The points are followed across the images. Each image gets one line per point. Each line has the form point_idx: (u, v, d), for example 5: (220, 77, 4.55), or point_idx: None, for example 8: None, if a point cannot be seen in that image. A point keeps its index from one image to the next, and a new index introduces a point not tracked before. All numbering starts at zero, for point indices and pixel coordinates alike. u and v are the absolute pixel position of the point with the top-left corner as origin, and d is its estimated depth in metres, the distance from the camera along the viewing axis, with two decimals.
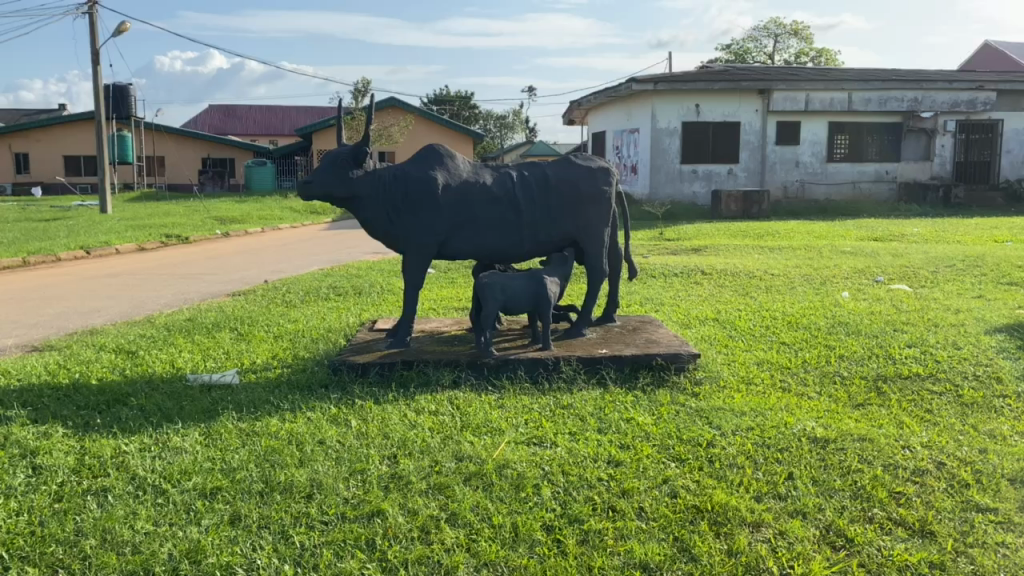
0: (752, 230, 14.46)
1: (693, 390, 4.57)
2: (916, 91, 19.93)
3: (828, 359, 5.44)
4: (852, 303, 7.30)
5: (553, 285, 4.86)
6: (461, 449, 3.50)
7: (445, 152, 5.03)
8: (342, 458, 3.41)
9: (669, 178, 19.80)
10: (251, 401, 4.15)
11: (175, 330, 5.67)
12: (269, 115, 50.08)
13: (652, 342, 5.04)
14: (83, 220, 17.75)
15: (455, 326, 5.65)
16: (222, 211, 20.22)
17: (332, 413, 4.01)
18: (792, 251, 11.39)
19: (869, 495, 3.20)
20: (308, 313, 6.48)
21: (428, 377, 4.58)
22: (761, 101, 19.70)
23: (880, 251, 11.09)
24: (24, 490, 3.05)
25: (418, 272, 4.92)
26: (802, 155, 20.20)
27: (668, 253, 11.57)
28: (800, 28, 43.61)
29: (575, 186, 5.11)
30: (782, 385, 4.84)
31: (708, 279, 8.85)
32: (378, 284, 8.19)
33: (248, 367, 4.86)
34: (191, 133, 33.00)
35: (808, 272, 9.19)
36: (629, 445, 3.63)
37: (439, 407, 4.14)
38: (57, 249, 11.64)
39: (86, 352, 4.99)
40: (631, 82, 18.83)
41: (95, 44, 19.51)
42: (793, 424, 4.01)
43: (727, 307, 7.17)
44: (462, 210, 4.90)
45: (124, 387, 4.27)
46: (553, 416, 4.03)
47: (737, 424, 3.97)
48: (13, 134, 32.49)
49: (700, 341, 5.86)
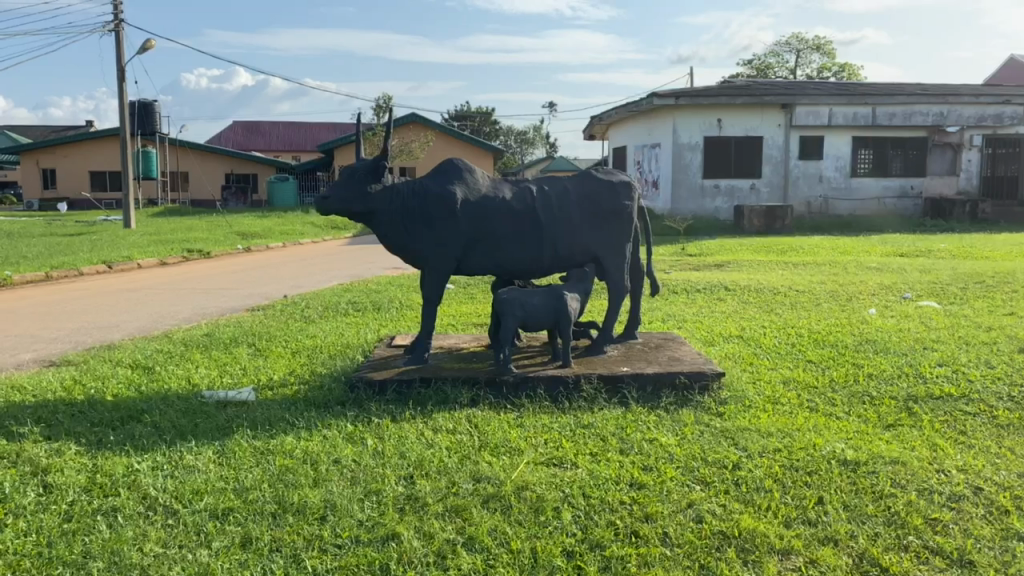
0: (775, 246, 14.29)
1: (718, 410, 4.45)
2: (941, 105, 19.71)
3: (857, 377, 5.30)
4: (880, 320, 7.14)
5: (571, 301, 4.79)
6: (480, 469, 3.41)
7: (464, 166, 4.97)
8: (357, 478, 3.33)
9: (691, 193, 19.67)
10: (267, 418, 4.09)
11: (193, 346, 5.62)
12: (292, 131, 50.55)
13: (675, 361, 4.92)
14: (107, 236, 17.92)
15: (474, 342, 5.57)
16: (244, 226, 20.34)
17: (349, 431, 3.94)
18: (817, 267, 11.23)
19: (903, 521, 3.07)
20: (326, 329, 6.42)
21: (446, 395, 4.49)
22: (784, 116, 19.54)
23: (907, 267, 10.91)
24: (34, 509, 3.00)
25: (436, 289, 4.85)
26: (826, 170, 20.00)
27: (690, 269, 11.46)
28: (822, 43, 43.46)
29: (595, 201, 5.04)
30: (809, 405, 4.71)
31: (732, 295, 8.72)
32: (397, 299, 8.13)
33: (264, 383, 4.80)
34: (214, 149, 33.34)
35: (834, 289, 9.05)
36: (652, 467, 3.53)
37: (457, 425, 4.06)
38: (80, 264, 11.72)
39: (103, 367, 4.96)
40: (653, 97, 18.78)
41: (121, 61, 19.75)
42: (823, 446, 3.88)
43: (752, 324, 7.03)
44: (481, 226, 4.83)
45: (139, 404, 4.21)
46: (574, 436, 3.92)
47: (764, 446, 3.86)
48: (41, 151, 33.11)
49: (724, 358, 5.75)
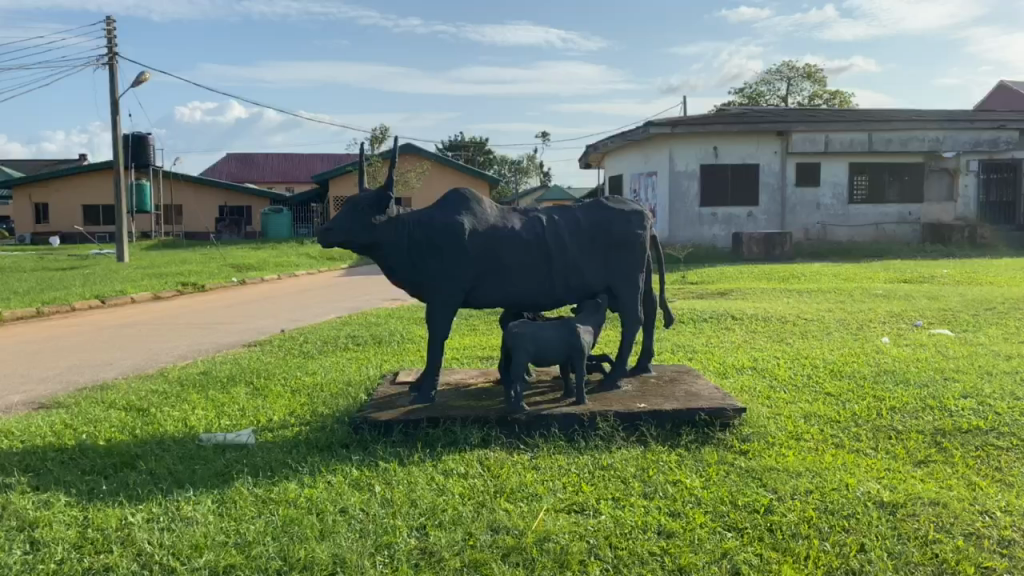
0: (777, 273, 14.15)
1: (740, 447, 4.26)
2: (936, 131, 19.78)
3: (880, 411, 5.10)
4: (895, 350, 6.97)
5: (585, 334, 4.60)
6: (496, 518, 3.21)
7: (471, 196, 4.81)
8: (366, 530, 3.11)
9: (688, 221, 19.57)
10: (268, 464, 3.87)
11: (189, 385, 5.40)
12: (287, 163, 50.59)
13: (693, 396, 4.71)
14: (100, 269, 17.73)
15: (482, 377, 5.36)
16: (239, 258, 20.16)
17: (354, 477, 3.73)
18: (822, 294, 11.09)
19: (953, 570, 2.87)
20: (326, 365, 6.20)
21: (455, 436, 4.28)
22: (780, 143, 19.56)
23: (913, 293, 10.77)
24: (20, 569, 2.77)
25: (444, 323, 4.65)
26: (823, 197, 19.96)
27: (694, 297, 11.30)
28: (813, 71, 43.76)
29: (607, 230, 4.88)
30: (834, 441, 4.51)
31: (739, 325, 8.54)
32: (398, 332, 7.94)
33: (263, 426, 4.58)
34: (209, 181, 33.26)
35: (843, 317, 8.89)
36: (680, 513, 3.34)
37: (469, 469, 3.85)
38: (72, 299, 11.50)
39: (95, 409, 4.73)
40: (649, 125, 18.77)
41: (115, 93, 19.69)
42: (856, 485, 3.69)
43: (764, 355, 6.83)
44: (490, 257, 4.66)
45: (133, 449, 3.99)
46: (594, 479, 3.72)
47: (795, 486, 3.66)
48: (34, 185, 33.00)
49: (741, 392, 5.55)
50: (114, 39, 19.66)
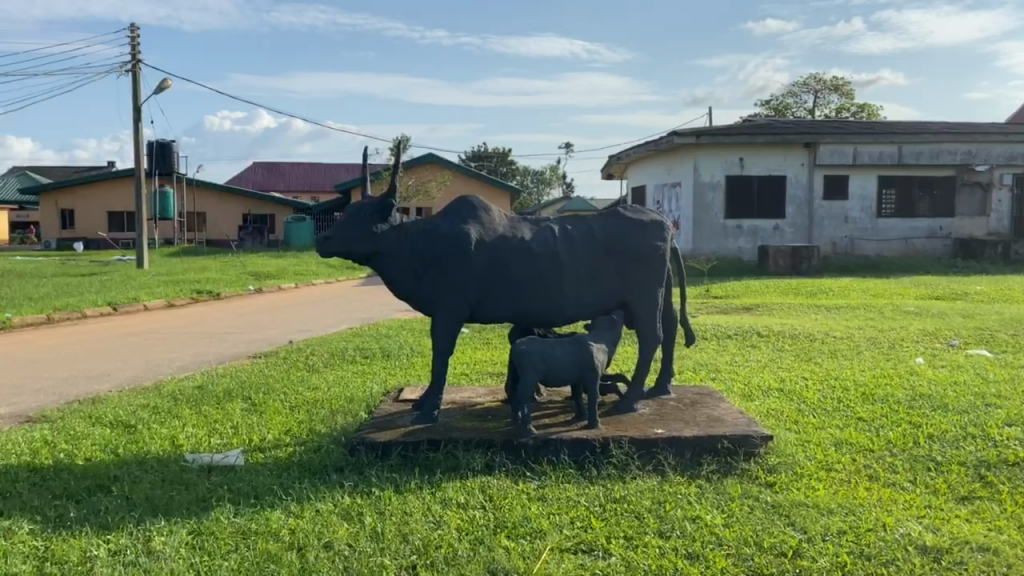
0: (803, 288, 13.72)
1: (767, 479, 3.93)
2: (969, 144, 19.23)
3: (917, 439, 4.73)
4: (930, 371, 6.58)
5: (599, 353, 4.27)
6: (495, 558, 2.92)
7: (479, 205, 4.52)
8: (350, 568, 2.83)
9: (712, 233, 19.18)
10: (254, 488, 3.61)
11: (182, 400, 5.15)
12: (312, 172, 50.74)
13: (715, 421, 4.38)
14: (119, 275, 17.68)
15: (490, 396, 5.05)
16: (258, 266, 20.03)
17: (344, 505, 3.45)
18: (851, 310, 10.70)
19: None
20: (330, 380, 5.92)
21: (458, 461, 3.98)
22: (808, 155, 19.13)
23: (948, 311, 10.33)
24: None
25: (448, 338, 4.36)
26: (851, 211, 19.49)
27: (717, 312, 10.94)
28: (840, 84, 43.20)
29: (623, 242, 4.55)
30: (869, 472, 4.16)
31: (765, 342, 8.20)
32: (408, 345, 7.67)
33: (255, 445, 4.31)
34: (232, 189, 33.34)
35: (874, 335, 8.49)
36: (698, 555, 3.04)
37: (469, 498, 3.55)
38: (84, 306, 11.35)
39: (79, 425, 4.47)
40: (673, 136, 18.43)
41: (138, 100, 19.68)
42: (895, 526, 3.36)
43: (791, 375, 6.47)
44: (497, 270, 4.37)
45: (112, 471, 3.74)
46: (606, 513, 3.43)
47: (826, 525, 3.34)
48: (61, 191, 33.26)
49: (766, 416, 5.19)
50: (137, 45, 19.67)
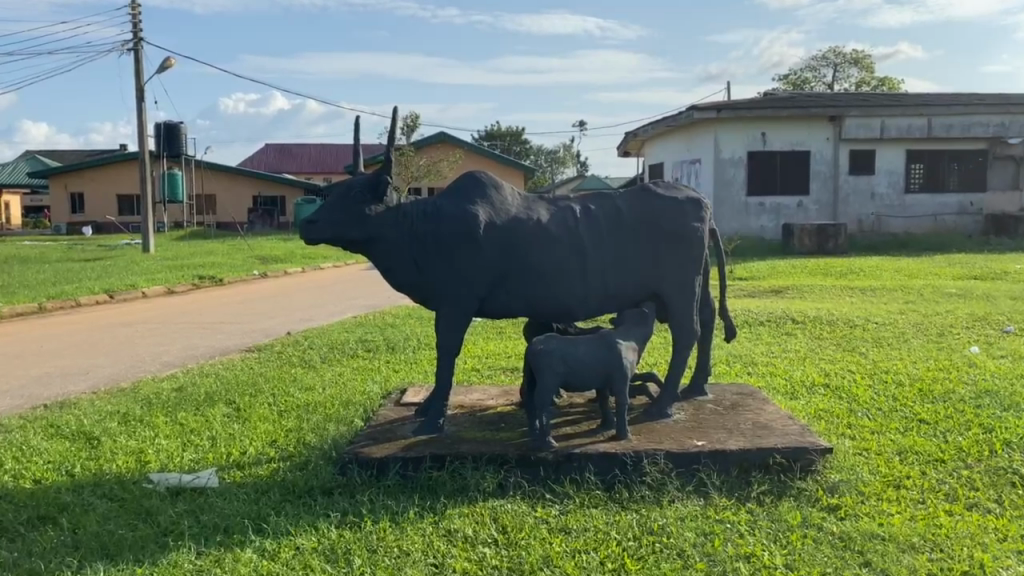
0: (831, 268, 13.00)
1: (829, 501, 3.35)
2: (1002, 115, 18.31)
3: (992, 447, 4.10)
4: (992, 364, 5.91)
5: (629, 352, 3.67)
6: None
7: (488, 181, 3.92)
8: None
9: (734, 211, 18.38)
10: (226, 518, 3.06)
11: (157, 405, 4.60)
12: (325, 152, 50.13)
13: (763, 429, 3.79)
14: (123, 260, 17.20)
15: (502, 399, 4.48)
16: (266, 250, 19.49)
17: (329, 541, 2.89)
18: (888, 292, 10.01)
19: None
20: (326, 379, 5.36)
21: (465, 482, 3.40)
22: (832, 129, 18.34)
23: (994, 293, 9.63)
24: None
25: (455, 335, 3.78)
26: (878, 186, 18.72)
27: (746, 296, 10.27)
28: (860, 58, 41.95)
29: (655, 223, 3.94)
30: (946, 490, 3.54)
31: (800, 329, 7.56)
32: (414, 336, 7.10)
33: (233, 461, 3.75)
34: (241, 171, 32.78)
35: (921, 320, 7.81)
36: None
37: (481, 531, 3.00)
38: (78, 294, 10.82)
39: (35, 438, 3.93)
40: (692, 110, 17.60)
41: (140, 80, 19.11)
42: (996, 568, 2.76)
43: (837, 369, 5.83)
44: (510, 257, 3.78)
45: (61, 497, 3.20)
46: (642, 551, 2.86)
47: (913, 568, 2.76)
48: (69, 175, 32.85)
49: (815, 420, 4.60)
50: (138, 23, 19.08)
